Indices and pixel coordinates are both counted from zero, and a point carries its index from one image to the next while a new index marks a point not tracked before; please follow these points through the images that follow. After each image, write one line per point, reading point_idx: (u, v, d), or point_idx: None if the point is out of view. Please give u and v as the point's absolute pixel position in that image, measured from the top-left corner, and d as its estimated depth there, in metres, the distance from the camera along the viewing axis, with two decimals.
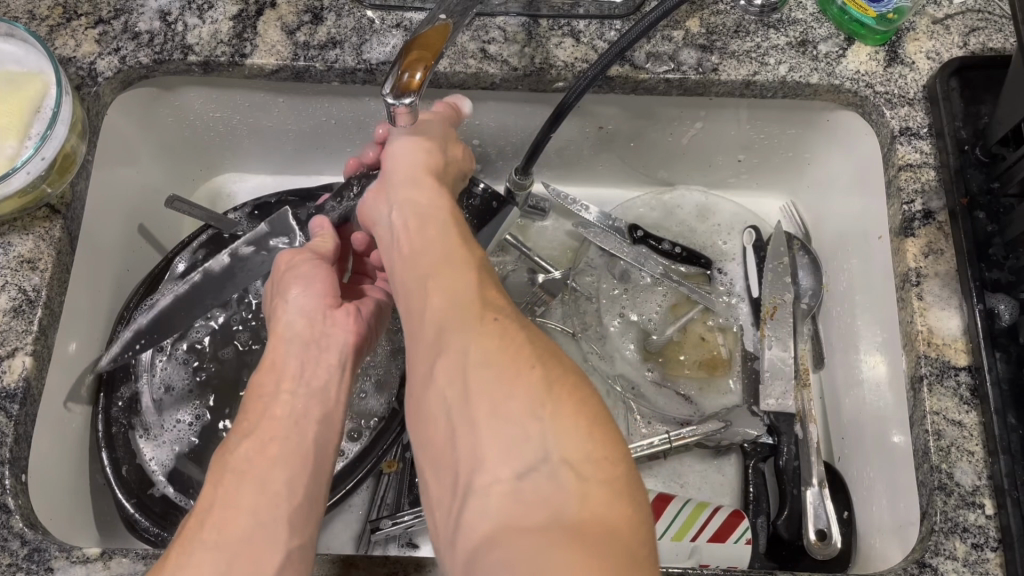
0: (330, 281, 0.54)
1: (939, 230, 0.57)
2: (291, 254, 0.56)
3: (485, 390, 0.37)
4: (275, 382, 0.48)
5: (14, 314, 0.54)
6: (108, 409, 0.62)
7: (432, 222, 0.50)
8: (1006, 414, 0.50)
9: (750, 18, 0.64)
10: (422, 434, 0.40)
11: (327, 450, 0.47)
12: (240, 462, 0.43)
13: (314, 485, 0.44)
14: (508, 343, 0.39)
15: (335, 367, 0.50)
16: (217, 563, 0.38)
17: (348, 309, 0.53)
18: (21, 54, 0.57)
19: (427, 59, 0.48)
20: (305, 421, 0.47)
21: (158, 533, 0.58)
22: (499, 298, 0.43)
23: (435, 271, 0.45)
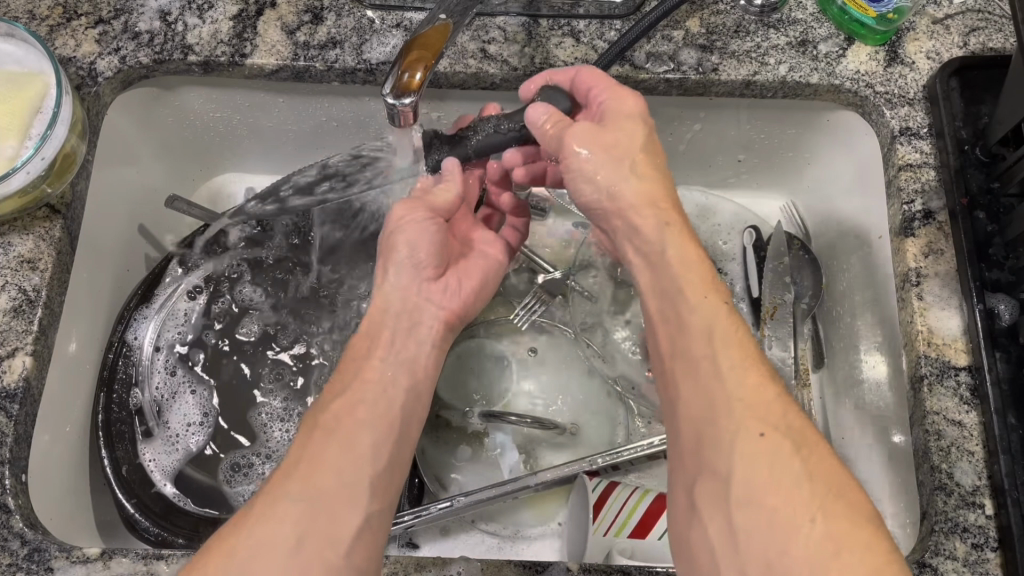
0: (438, 247, 0.53)
1: (939, 230, 0.57)
2: (409, 216, 0.53)
3: (755, 528, 0.37)
4: (368, 349, 0.50)
5: (14, 314, 0.54)
6: (108, 409, 0.61)
7: (670, 285, 0.47)
8: (1005, 414, 0.50)
9: (751, 18, 0.64)
10: (684, 553, 0.40)
11: (411, 420, 0.48)
12: (328, 420, 0.45)
13: (396, 450, 0.45)
14: (781, 476, 0.38)
15: (426, 341, 0.51)
16: (301, 515, 0.39)
17: (446, 283, 0.54)
18: (21, 54, 0.57)
19: (427, 60, 0.49)
20: (392, 389, 0.47)
21: (158, 533, 0.58)
22: (777, 402, 0.41)
23: (697, 362, 0.43)
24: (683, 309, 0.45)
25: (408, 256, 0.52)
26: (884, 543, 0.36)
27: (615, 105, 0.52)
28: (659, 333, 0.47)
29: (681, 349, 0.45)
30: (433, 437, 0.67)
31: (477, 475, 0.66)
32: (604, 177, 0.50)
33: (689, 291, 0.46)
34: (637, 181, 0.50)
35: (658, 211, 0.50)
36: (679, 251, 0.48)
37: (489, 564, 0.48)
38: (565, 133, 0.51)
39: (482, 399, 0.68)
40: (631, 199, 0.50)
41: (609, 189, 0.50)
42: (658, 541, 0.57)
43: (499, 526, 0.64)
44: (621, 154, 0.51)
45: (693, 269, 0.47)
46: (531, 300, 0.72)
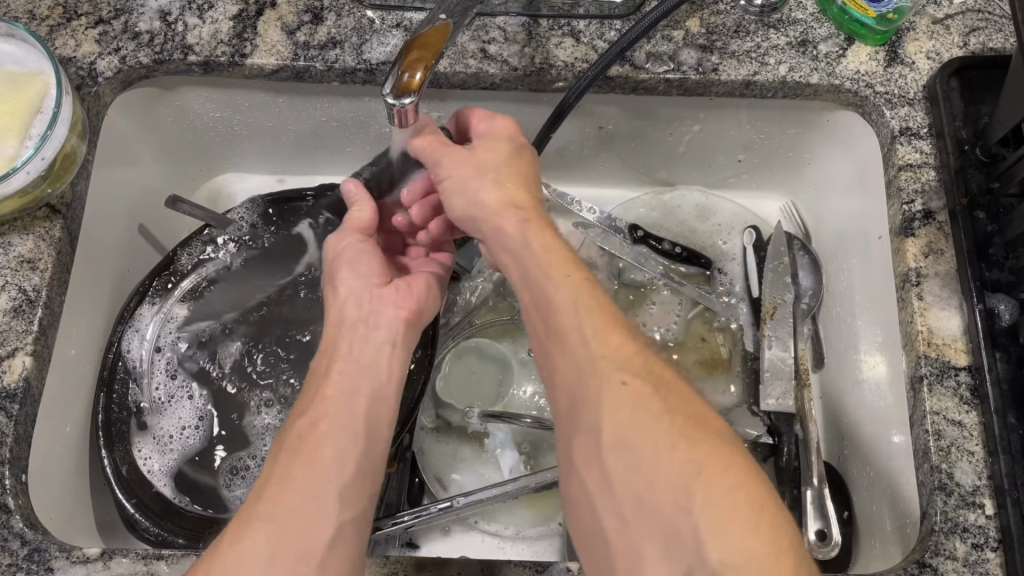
0: (377, 261, 0.55)
1: (939, 230, 0.57)
2: (337, 241, 0.57)
3: (625, 472, 0.38)
4: (329, 362, 0.50)
5: (14, 314, 0.54)
6: (108, 409, 0.61)
7: (534, 268, 0.48)
8: (1006, 414, 0.50)
9: (750, 18, 0.64)
10: (572, 513, 0.41)
11: (379, 425, 0.47)
12: (293, 441, 0.44)
13: (363, 461, 0.45)
14: (644, 417, 0.39)
15: (385, 344, 0.51)
16: (269, 535, 0.39)
17: (397, 286, 0.54)
18: (21, 54, 0.57)
19: (427, 59, 0.49)
20: (354, 398, 0.47)
21: (158, 533, 0.58)
22: (637, 358, 0.42)
23: (567, 331, 0.45)
24: (546, 287, 0.47)
25: (353, 275, 0.54)
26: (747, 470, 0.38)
27: (495, 128, 0.55)
28: (529, 313, 0.48)
29: (549, 327, 0.46)
30: (434, 438, 0.67)
31: (477, 475, 0.66)
32: (470, 187, 0.52)
33: (550, 270, 0.47)
34: (498, 185, 0.51)
35: (519, 211, 0.51)
36: (539, 235, 0.50)
37: (489, 564, 0.48)
38: (439, 156, 0.53)
39: (483, 400, 0.68)
40: (488, 205, 0.51)
41: (473, 195, 0.52)
42: None
43: (499, 526, 0.65)
44: (487, 165, 0.53)
45: (555, 249, 0.49)
46: None
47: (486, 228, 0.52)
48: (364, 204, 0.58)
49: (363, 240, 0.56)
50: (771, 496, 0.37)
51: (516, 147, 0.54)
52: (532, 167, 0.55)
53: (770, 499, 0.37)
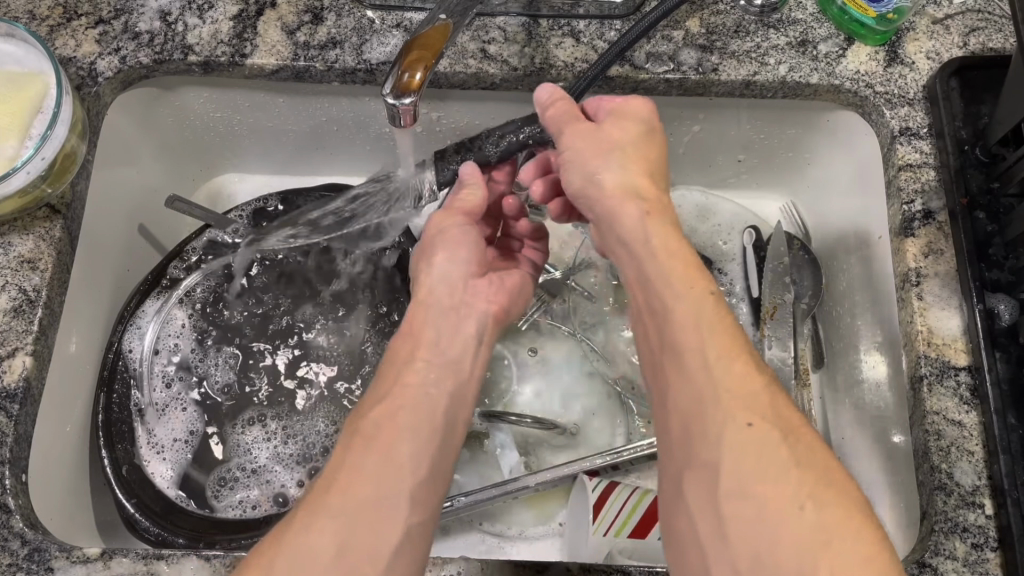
0: (475, 251, 0.57)
1: (939, 230, 0.57)
2: (442, 220, 0.57)
3: (743, 522, 0.37)
4: (412, 351, 0.51)
5: (14, 313, 0.54)
6: (108, 409, 0.61)
7: (658, 279, 0.46)
8: (1005, 414, 0.50)
9: (750, 18, 0.64)
10: (675, 547, 0.40)
11: (455, 426, 0.48)
12: (370, 427, 0.44)
13: (438, 457, 0.45)
14: (768, 464, 0.38)
15: (471, 339, 0.54)
16: (339, 530, 0.38)
17: (490, 279, 0.58)
18: (21, 54, 0.57)
19: (427, 60, 0.49)
20: (431, 394, 0.48)
21: (158, 533, 0.58)
22: (765, 393, 0.41)
23: (683, 348, 0.43)
24: (668, 299, 0.45)
25: (442, 267, 0.56)
26: (879, 540, 0.36)
27: (624, 107, 0.53)
28: (648, 323, 0.47)
29: (669, 341, 0.44)
30: None
31: (477, 475, 0.65)
32: (595, 164, 0.50)
33: (675, 280, 0.45)
34: (625, 169, 0.50)
35: (642, 204, 0.49)
36: (665, 237, 0.48)
37: (488, 564, 0.48)
38: (561, 130, 0.52)
39: (482, 399, 0.68)
40: (610, 187, 0.50)
41: (594, 176, 0.50)
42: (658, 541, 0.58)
43: (498, 526, 0.65)
44: (615, 149, 0.51)
45: (678, 260, 0.46)
46: (532, 302, 0.71)
47: (605, 213, 0.50)
48: (475, 186, 0.57)
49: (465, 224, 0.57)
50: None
51: (645, 131, 0.52)
52: (661, 158, 0.53)
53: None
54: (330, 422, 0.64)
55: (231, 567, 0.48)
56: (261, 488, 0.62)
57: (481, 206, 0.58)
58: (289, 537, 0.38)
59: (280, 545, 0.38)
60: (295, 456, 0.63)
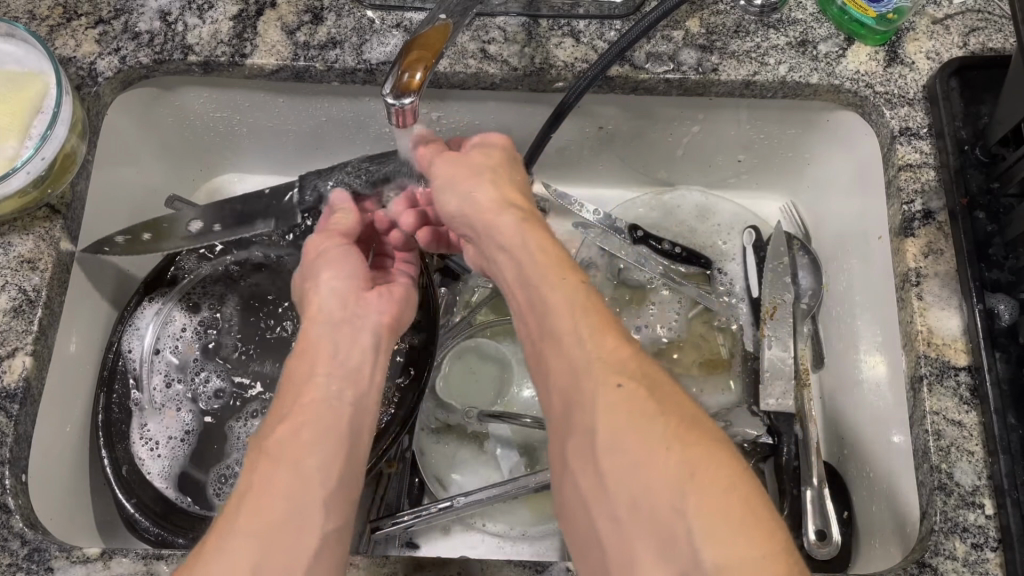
0: (361, 266, 0.56)
1: (939, 230, 0.57)
2: (326, 240, 0.57)
3: (619, 474, 0.37)
4: (311, 365, 0.48)
5: (15, 314, 0.54)
6: (109, 409, 0.61)
7: (530, 268, 0.47)
8: (1005, 414, 0.50)
9: (750, 18, 0.64)
10: (568, 519, 0.40)
11: (362, 431, 0.47)
12: (274, 446, 0.43)
13: (347, 468, 0.44)
14: (638, 416, 0.38)
15: (368, 350, 0.51)
16: (251, 550, 0.38)
17: (380, 291, 0.55)
18: (21, 54, 0.57)
19: (427, 60, 0.49)
20: (337, 404, 0.47)
21: (158, 533, 0.58)
22: (632, 359, 0.41)
23: (560, 336, 0.43)
24: (544, 289, 0.45)
25: (333, 275, 0.54)
26: (742, 471, 0.37)
27: (486, 137, 0.57)
28: (527, 317, 0.47)
29: (545, 329, 0.44)
30: (435, 439, 0.67)
31: (477, 475, 0.66)
32: (461, 183, 0.53)
33: (547, 273, 0.46)
34: (493, 187, 0.52)
35: (512, 210, 0.50)
36: (535, 232, 0.49)
37: (490, 564, 0.48)
38: (434, 158, 0.56)
39: (484, 399, 0.68)
40: (471, 200, 0.52)
41: (465, 192, 0.52)
42: None
43: (498, 525, 0.65)
44: (478, 165, 0.54)
45: (551, 251, 0.47)
46: None
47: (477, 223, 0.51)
48: (346, 211, 0.60)
49: (345, 244, 0.57)
50: (765, 501, 0.36)
51: (508, 156, 0.56)
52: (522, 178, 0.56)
53: (766, 504, 0.36)
54: None
55: None
56: None
57: (353, 231, 0.59)
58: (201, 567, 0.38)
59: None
60: None
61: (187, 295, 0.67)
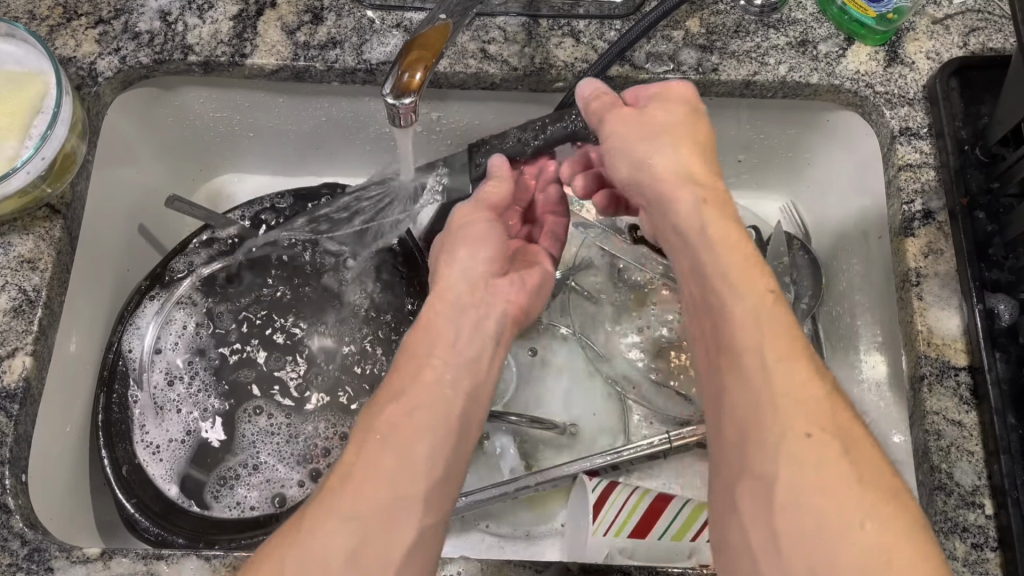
0: (499, 247, 0.55)
1: (939, 230, 0.57)
2: (469, 213, 0.56)
3: (802, 534, 0.36)
4: (428, 347, 0.48)
5: (13, 314, 0.54)
6: (108, 409, 0.61)
7: (716, 274, 0.45)
8: (1005, 414, 0.50)
9: (750, 18, 0.64)
10: (728, 555, 0.39)
11: (471, 420, 0.47)
12: (386, 426, 0.43)
13: (452, 455, 0.44)
14: (830, 477, 0.37)
15: (491, 338, 0.51)
16: (352, 531, 0.38)
17: (512, 278, 0.54)
18: (21, 54, 0.57)
19: (427, 60, 0.49)
20: (450, 394, 0.46)
21: (158, 533, 0.58)
22: (816, 390, 0.39)
23: (738, 345, 0.42)
24: (726, 295, 0.44)
25: (460, 260, 0.53)
26: (931, 549, 0.35)
27: (665, 91, 0.53)
28: (704, 320, 0.46)
29: (727, 340, 0.43)
30: None
31: (477, 477, 0.65)
32: (644, 152, 0.50)
33: (733, 275, 0.44)
34: (676, 152, 0.49)
35: (696, 190, 0.48)
36: (717, 223, 0.47)
37: (489, 564, 0.48)
38: (604, 121, 0.52)
39: None
40: (668, 172, 0.49)
41: (646, 162, 0.50)
42: (659, 541, 0.58)
43: (498, 525, 0.64)
44: (651, 131, 0.51)
45: (741, 253, 0.45)
46: None
47: (662, 194, 0.49)
48: (503, 179, 0.57)
49: (489, 219, 0.56)
50: None
51: (693, 112, 0.52)
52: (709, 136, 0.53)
53: None
54: (328, 423, 0.64)
55: (231, 567, 0.48)
56: (260, 488, 0.62)
57: (502, 204, 0.57)
58: (305, 534, 0.38)
59: (292, 543, 0.38)
60: (294, 457, 0.63)
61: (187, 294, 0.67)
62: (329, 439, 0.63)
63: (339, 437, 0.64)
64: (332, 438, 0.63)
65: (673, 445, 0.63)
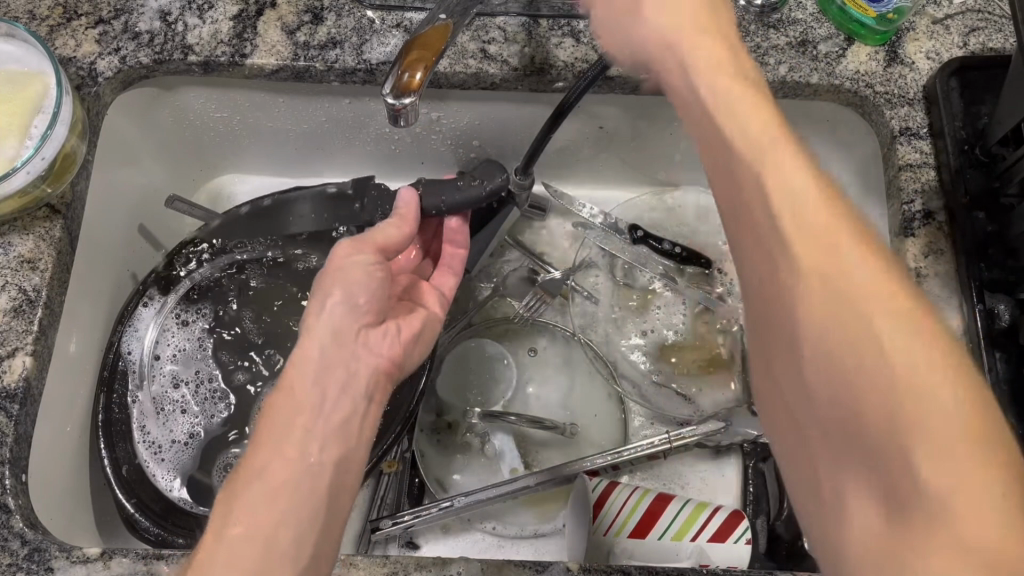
0: (375, 292, 0.52)
1: (938, 230, 0.57)
2: (345, 257, 0.52)
3: (799, 329, 0.33)
4: (291, 413, 0.45)
5: (14, 314, 0.54)
6: (109, 409, 0.62)
7: (697, 97, 0.39)
8: (1005, 414, 0.50)
9: (750, 18, 0.64)
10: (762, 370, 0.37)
11: (344, 489, 0.44)
12: (245, 512, 0.40)
13: (321, 539, 0.41)
14: (823, 258, 0.32)
15: (360, 397, 0.48)
16: None
17: (384, 330, 0.53)
18: (21, 54, 0.57)
19: (426, 59, 0.49)
20: (315, 464, 0.43)
21: (158, 533, 0.59)
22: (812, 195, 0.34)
23: (731, 178, 0.37)
24: (709, 133, 0.38)
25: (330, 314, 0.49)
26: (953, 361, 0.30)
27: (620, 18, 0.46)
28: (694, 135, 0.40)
29: (711, 151, 0.38)
30: (434, 442, 0.67)
31: (477, 478, 0.66)
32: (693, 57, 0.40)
33: (701, 83, 0.39)
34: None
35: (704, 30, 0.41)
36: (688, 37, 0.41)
37: (489, 565, 0.47)
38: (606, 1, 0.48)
39: (483, 399, 0.68)
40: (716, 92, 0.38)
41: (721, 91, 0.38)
42: (658, 541, 0.57)
43: (501, 526, 0.64)
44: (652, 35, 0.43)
45: (705, 59, 0.40)
46: (531, 300, 0.72)
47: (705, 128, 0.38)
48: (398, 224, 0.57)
49: (370, 260, 0.53)
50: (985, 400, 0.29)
51: (733, 60, 0.39)
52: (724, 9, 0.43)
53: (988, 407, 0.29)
54: None
55: None
56: None
57: (396, 245, 0.57)
58: None
59: None
60: None
61: (187, 296, 0.67)
62: None
63: None
64: None
65: (672, 445, 0.63)
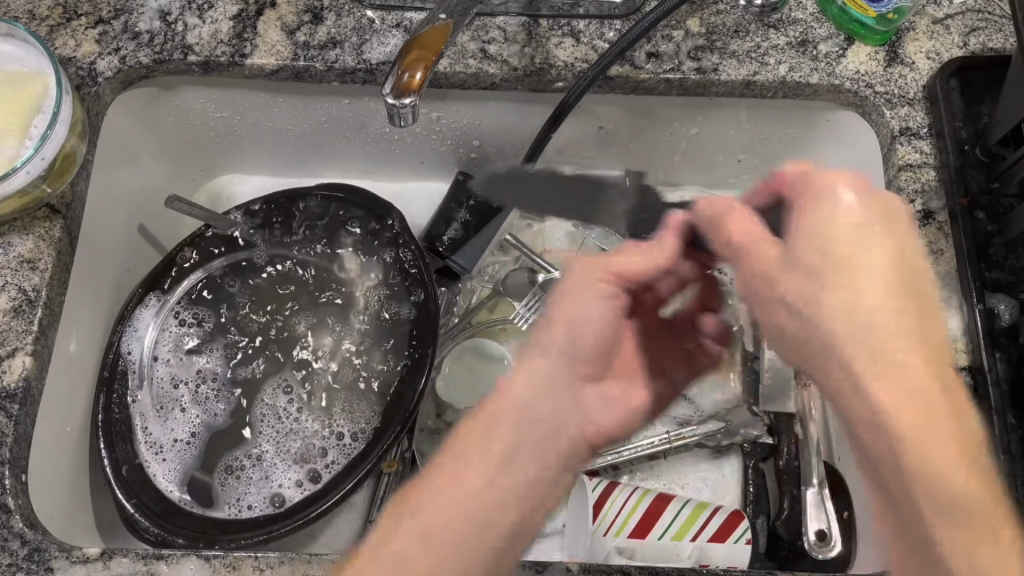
0: (598, 346, 0.49)
1: (939, 230, 0.56)
2: (581, 288, 0.50)
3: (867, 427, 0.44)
4: (468, 452, 0.45)
5: (14, 314, 0.54)
6: (109, 409, 0.61)
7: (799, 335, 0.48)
8: (1005, 414, 0.50)
9: (750, 18, 0.64)
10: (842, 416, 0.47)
11: (520, 525, 0.44)
12: (418, 502, 0.44)
13: (491, 561, 0.43)
14: (903, 411, 0.42)
15: (575, 440, 0.46)
16: None
17: (605, 392, 0.49)
18: (21, 54, 0.57)
19: (427, 60, 0.49)
20: (508, 497, 0.43)
21: (158, 533, 0.58)
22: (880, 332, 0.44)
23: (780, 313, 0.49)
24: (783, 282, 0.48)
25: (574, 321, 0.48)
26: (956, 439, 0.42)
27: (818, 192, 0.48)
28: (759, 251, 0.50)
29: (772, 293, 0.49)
30: (431, 441, 0.66)
31: None
32: (854, 322, 0.44)
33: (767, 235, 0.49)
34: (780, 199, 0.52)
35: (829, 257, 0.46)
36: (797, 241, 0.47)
37: None
38: (797, 204, 0.49)
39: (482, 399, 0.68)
40: (869, 343, 0.44)
41: (857, 330, 0.44)
42: (658, 542, 0.59)
43: None
44: (845, 216, 0.46)
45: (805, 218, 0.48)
46: (531, 299, 0.72)
47: (819, 337, 0.46)
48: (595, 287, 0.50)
49: (607, 302, 0.49)
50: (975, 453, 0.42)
51: (833, 211, 0.47)
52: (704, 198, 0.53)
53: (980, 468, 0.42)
54: (328, 423, 0.64)
55: (231, 567, 0.48)
56: (260, 488, 0.61)
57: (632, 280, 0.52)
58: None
59: None
60: (292, 456, 0.62)
61: (188, 298, 0.67)
62: (326, 438, 0.63)
63: (335, 437, 0.63)
64: (328, 439, 0.63)
65: (673, 445, 0.65)
